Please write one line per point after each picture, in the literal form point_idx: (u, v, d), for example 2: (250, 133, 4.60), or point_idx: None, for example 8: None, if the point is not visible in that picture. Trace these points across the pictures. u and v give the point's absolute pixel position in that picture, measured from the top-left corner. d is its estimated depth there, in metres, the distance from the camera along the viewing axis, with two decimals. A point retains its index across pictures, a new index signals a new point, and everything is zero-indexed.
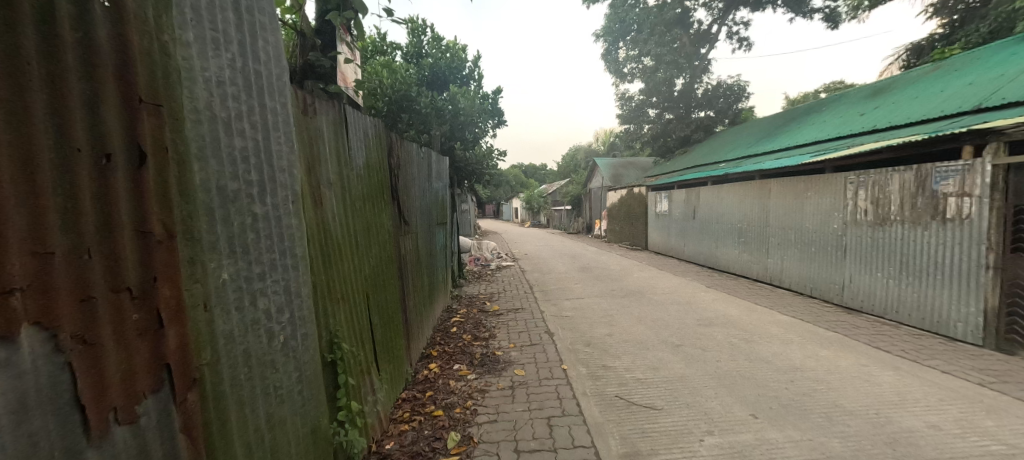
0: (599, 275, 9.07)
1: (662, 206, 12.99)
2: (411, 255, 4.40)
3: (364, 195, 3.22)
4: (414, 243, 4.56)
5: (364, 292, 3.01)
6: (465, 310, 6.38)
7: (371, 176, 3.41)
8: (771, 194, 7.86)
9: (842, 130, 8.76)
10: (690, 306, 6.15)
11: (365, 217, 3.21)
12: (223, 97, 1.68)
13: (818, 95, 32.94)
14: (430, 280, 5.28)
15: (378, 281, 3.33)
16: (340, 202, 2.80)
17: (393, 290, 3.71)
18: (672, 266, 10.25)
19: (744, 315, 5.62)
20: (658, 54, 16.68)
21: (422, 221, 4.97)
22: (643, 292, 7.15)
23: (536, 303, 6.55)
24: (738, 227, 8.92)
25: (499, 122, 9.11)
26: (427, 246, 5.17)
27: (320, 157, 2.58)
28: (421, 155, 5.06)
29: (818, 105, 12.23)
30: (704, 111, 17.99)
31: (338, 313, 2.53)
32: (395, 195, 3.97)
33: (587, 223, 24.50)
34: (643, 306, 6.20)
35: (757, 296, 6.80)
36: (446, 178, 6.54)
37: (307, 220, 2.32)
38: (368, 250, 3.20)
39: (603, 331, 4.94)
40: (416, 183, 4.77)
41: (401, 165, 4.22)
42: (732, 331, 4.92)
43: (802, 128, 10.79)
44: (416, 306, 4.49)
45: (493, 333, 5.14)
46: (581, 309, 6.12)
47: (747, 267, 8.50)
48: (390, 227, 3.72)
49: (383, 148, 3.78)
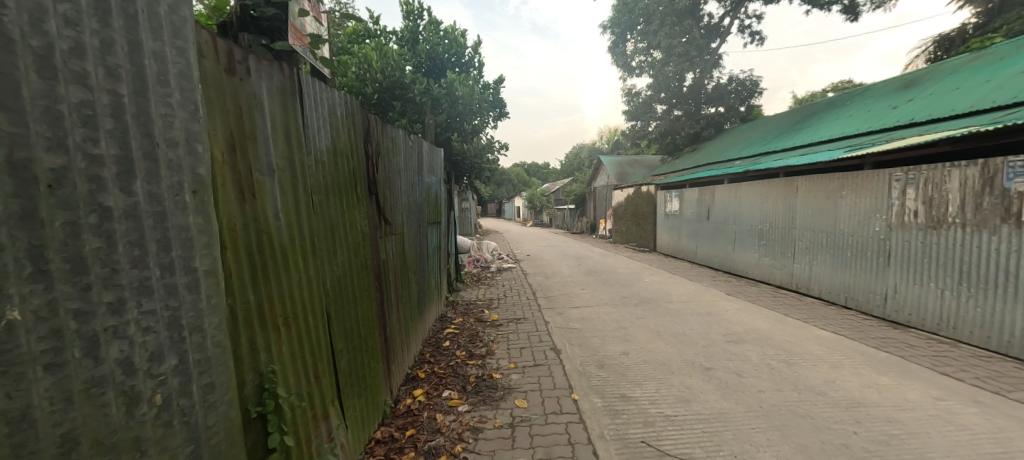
0: (607, 279, 8.39)
1: (672, 205, 12.28)
2: (394, 261, 3.73)
3: (327, 188, 2.55)
4: (398, 246, 3.89)
5: (323, 312, 2.34)
6: (460, 319, 5.72)
7: (340, 165, 2.74)
8: (799, 193, 7.15)
9: (874, 124, 8.01)
10: (714, 317, 5.46)
11: (329, 216, 2.54)
12: (34, 15, 1.02)
13: (825, 94, 32.45)
14: (419, 288, 4.61)
15: (346, 297, 2.66)
16: (288, 195, 2.13)
17: (370, 304, 3.04)
18: (684, 270, 9.55)
19: (777, 330, 4.93)
20: (669, 46, 15.88)
21: (411, 221, 4.30)
22: (658, 300, 6.46)
23: (539, 312, 5.89)
24: (758, 229, 8.22)
25: (504, 114, 8.34)
26: (416, 249, 4.50)
27: (256, 133, 1.91)
28: (410, 145, 4.38)
29: (841, 99, 11.48)
30: (715, 107, 17.24)
31: (276, 346, 1.86)
32: (375, 189, 3.30)
33: (590, 223, 23.86)
34: (659, 317, 5.51)
35: (786, 307, 6.10)
36: (440, 173, 5.87)
37: (226, 218, 1.64)
38: (333, 257, 2.54)
39: (618, 349, 4.27)
40: (403, 177, 4.10)
41: (383, 155, 3.55)
42: (767, 350, 4.23)
43: (825, 123, 10.05)
44: (401, 321, 3.82)
45: (491, 350, 4.48)
46: (590, 320, 5.44)
47: (769, 272, 7.80)
48: (365, 228, 3.05)
49: (359, 133, 3.10)
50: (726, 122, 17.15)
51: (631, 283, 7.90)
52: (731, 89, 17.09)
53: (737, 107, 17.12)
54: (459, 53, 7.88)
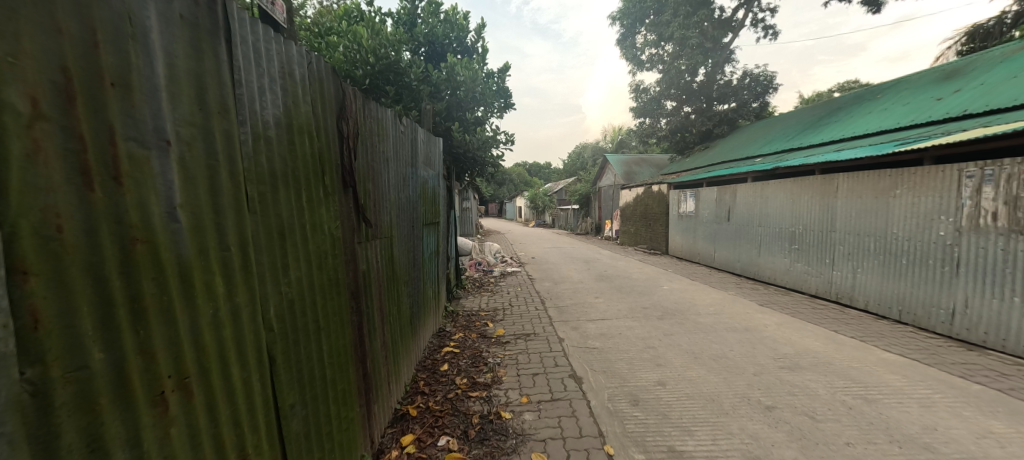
0: (622, 285, 7.64)
1: (686, 205, 11.54)
2: (379, 272, 2.98)
3: (275, 174, 1.80)
4: (385, 254, 3.14)
5: (258, 356, 1.59)
6: (460, 334, 4.97)
7: (296, 146, 1.99)
8: (839, 192, 6.40)
9: (917, 118, 7.29)
10: (755, 334, 4.72)
11: (276, 216, 1.79)
12: None
13: (833, 94, 31.80)
14: (412, 302, 3.86)
15: (304, 328, 1.91)
16: (198, 185, 1.39)
17: (343, 331, 2.30)
18: (704, 276, 8.80)
19: (834, 352, 4.18)
20: (682, 38, 15.02)
21: (401, 221, 3.55)
22: (684, 312, 5.70)
23: (550, 327, 5.15)
24: (789, 232, 7.47)
25: (510, 106, 7.53)
26: (407, 255, 3.75)
27: (128, 79, 1.16)
28: (401, 132, 3.64)
29: (869, 93, 10.73)
30: (728, 103, 16.51)
31: (155, 429, 1.13)
32: (354, 181, 2.55)
33: (595, 224, 23.11)
34: (691, 333, 4.75)
35: (832, 322, 5.35)
36: (439, 166, 5.12)
37: (37, 217, 0.92)
38: (281, 272, 1.79)
39: (651, 378, 3.53)
40: (392, 168, 3.35)
41: (365, 138, 2.80)
42: (834, 381, 3.48)
43: (856, 118, 9.30)
44: (388, 346, 3.06)
45: (498, 377, 3.73)
46: (610, 337, 4.69)
47: (803, 280, 7.04)
48: (336, 232, 2.29)
49: (328, 106, 2.35)
50: (739, 119, 16.41)
51: (649, 290, 7.14)
52: (745, 85, 16.36)
53: (751, 103, 16.38)
54: (461, 36, 7.08)
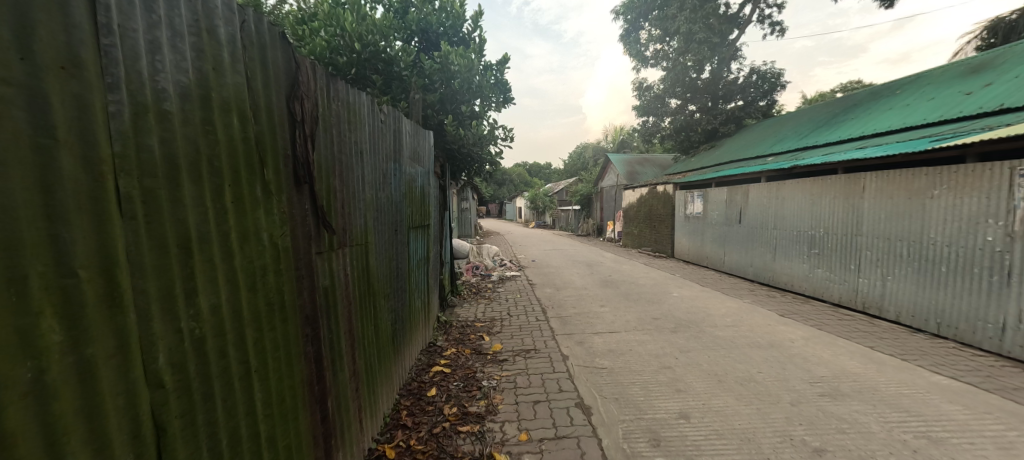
0: (629, 292, 7.15)
1: (694, 206, 11.03)
2: (349, 286, 2.47)
3: (175, 164, 1.29)
4: (356, 264, 2.61)
5: (131, 429, 1.09)
6: (453, 349, 4.47)
7: (216, 127, 1.47)
8: (866, 193, 5.89)
9: (946, 113, 6.78)
10: (782, 351, 4.22)
11: (177, 223, 1.28)
12: None
13: (836, 94, 31.39)
14: (394, 318, 3.34)
15: (221, 374, 1.41)
16: (15, 178, 0.89)
17: (291, 367, 1.79)
18: (715, 281, 8.30)
19: (876, 374, 3.68)
20: (689, 32, 14.41)
21: (379, 225, 3.03)
22: (698, 323, 5.21)
23: (553, 341, 4.65)
24: (808, 235, 6.96)
25: (510, 101, 6.97)
26: (387, 264, 3.22)
27: None
28: (381, 120, 3.12)
29: (887, 88, 10.23)
30: (735, 101, 16.01)
31: None
32: (311, 176, 2.03)
33: (597, 225, 22.57)
34: (710, 350, 4.26)
35: (863, 335, 4.84)
36: (430, 164, 4.62)
37: None
38: (183, 300, 1.28)
39: (671, 408, 3.04)
40: (368, 161, 2.83)
41: (329, 125, 2.28)
42: (885, 413, 2.98)
43: (875, 114, 8.80)
44: (360, 375, 2.55)
45: (493, 405, 3.22)
46: (620, 355, 4.19)
47: (825, 287, 6.54)
48: (282, 241, 1.78)
49: (273, 80, 1.83)
50: (746, 118, 15.93)
51: (658, 298, 6.63)
52: (752, 83, 15.85)
53: (758, 101, 15.89)
54: (456, 25, 6.49)
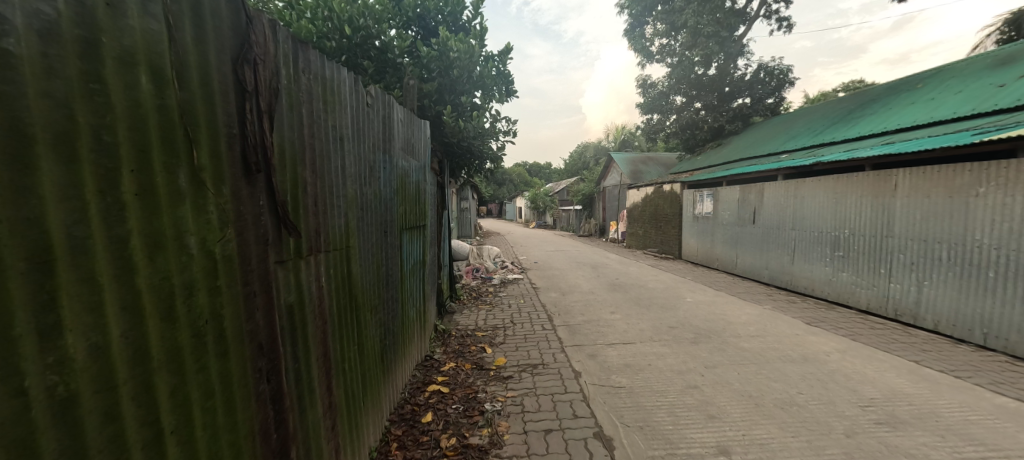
0: (639, 296, 6.72)
1: (703, 206, 10.59)
2: (324, 299, 2.02)
3: (23, 134, 0.84)
4: (334, 273, 2.16)
5: None
6: (451, 363, 4.02)
7: (109, 86, 1.02)
8: (898, 191, 5.45)
9: (978, 106, 6.35)
10: (819, 367, 3.78)
11: (27, 225, 0.83)
12: None
13: (837, 94, 31.26)
14: (383, 333, 2.90)
15: (109, 447, 0.96)
16: None
17: (233, 415, 1.34)
18: (729, 285, 7.85)
19: (932, 396, 3.25)
20: (696, 26, 14.00)
21: (364, 226, 2.58)
22: (720, 333, 4.77)
23: (562, 354, 4.21)
24: (831, 237, 6.52)
25: (513, 93, 6.50)
26: (374, 272, 2.77)
27: None
28: (367, 103, 2.67)
29: (906, 83, 9.80)
30: (742, 97, 15.59)
31: None
32: (267, 162, 1.58)
33: (600, 225, 22.10)
34: (739, 365, 3.82)
35: (903, 347, 4.40)
36: (426, 158, 4.19)
37: None
38: (32, 344, 0.83)
39: (708, 441, 2.60)
40: (352, 151, 2.39)
41: (296, 101, 1.83)
42: (958, 446, 2.55)
43: (896, 109, 8.37)
44: (339, 408, 2.11)
45: (498, 434, 2.78)
46: (639, 370, 3.75)
47: (851, 292, 6.10)
48: (222, 250, 1.33)
49: (214, 32, 1.37)
50: (754, 115, 15.50)
51: (671, 304, 6.20)
52: (759, 79, 15.44)
53: (765, 99, 15.49)
54: (456, 11, 5.94)
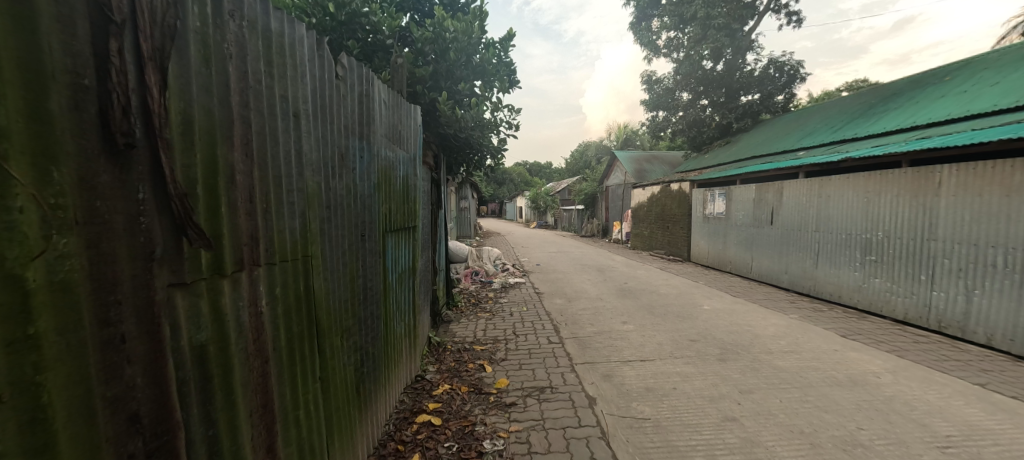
0: (652, 304, 6.19)
1: (714, 206, 10.05)
2: (263, 329, 1.48)
3: None
4: (285, 293, 1.63)
5: None
6: (445, 386, 3.49)
7: None
8: (942, 190, 4.92)
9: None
10: (873, 393, 3.25)
11: None
12: None
13: (841, 94, 30.83)
14: (360, 358, 2.37)
15: None
16: None
17: None
18: (746, 291, 7.33)
19: (1017, 432, 2.72)
20: (706, 17, 13.54)
21: (331, 229, 2.04)
22: (748, 348, 4.24)
23: (572, 374, 3.67)
24: (861, 240, 5.99)
25: (516, 84, 5.93)
26: (347, 285, 2.22)
27: None
28: (337, 75, 2.11)
29: (932, 76, 9.24)
30: (751, 94, 14.94)
31: None
32: (153, 135, 1.04)
33: (603, 225, 21.54)
34: (779, 390, 3.29)
35: (959, 366, 3.87)
36: (417, 149, 3.65)
37: None
38: None
39: None
40: (311, 133, 1.84)
41: (216, 54, 1.29)
42: None
43: (924, 103, 7.83)
44: None
45: None
46: (665, 396, 3.22)
47: (884, 301, 5.58)
48: (43, 276, 0.80)
49: None
50: (764, 112, 14.93)
51: (688, 312, 5.67)
52: (769, 76, 14.83)
53: (776, 96, 14.90)
54: None
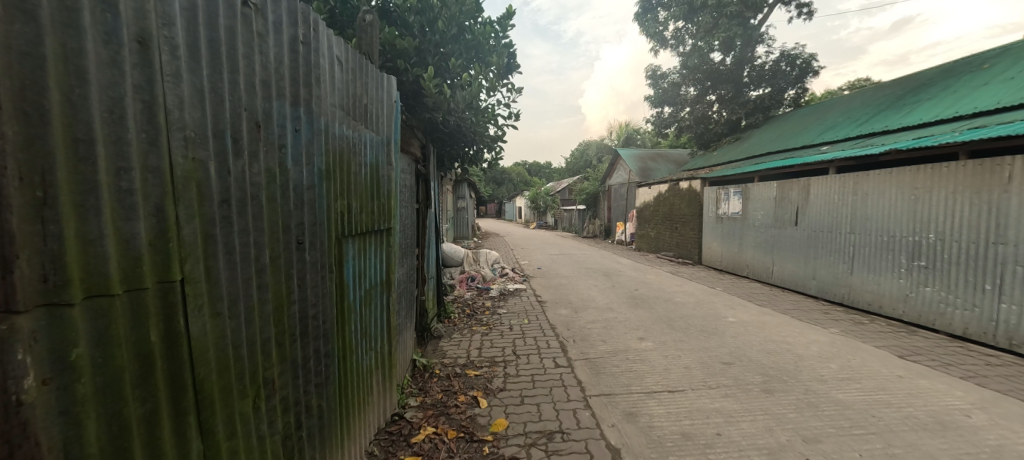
0: (670, 315, 5.47)
1: (729, 206, 9.33)
2: (31, 432, 0.77)
3: None
4: (110, 354, 0.91)
5: None
6: (427, 429, 2.76)
7: None
8: (1013, 185, 4.22)
9: None
10: (975, 442, 2.53)
11: None
12: None
13: (845, 92, 30.14)
14: (294, 418, 1.65)
15: None
16: None
17: None
18: (771, 298, 6.62)
19: None
20: (718, 4, 12.98)
21: (234, 237, 1.31)
22: (796, 374, 3.53)
23: (586, 413, 2.94)
24: (908, 242, 5.28)
25: (517, 68, 5.19)
26: (267, 319, 1.49)
27: None
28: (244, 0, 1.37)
29: (965, 64, 8.54)
30: (761, 88, 14.24)
31: None
32: None
33: (605, 225, 20.86)
34: (854, 437, 2.57)
35: None
36: (392, 132, 2.92)
37: None
38: None
39: None
40: (183, 80, 1.11)
41: None
42: None
43: (963, 92, 7.12)
44: None
45: None
46: (708, 446, 2.50)
47: (938, 313, 4.88)
48: None
49: None
50: (776, 107, 14.18)
51: (713, 326, 4.96)
52: (781, 69, 14.06)
53: (788, 90, 14.13)
54: None
